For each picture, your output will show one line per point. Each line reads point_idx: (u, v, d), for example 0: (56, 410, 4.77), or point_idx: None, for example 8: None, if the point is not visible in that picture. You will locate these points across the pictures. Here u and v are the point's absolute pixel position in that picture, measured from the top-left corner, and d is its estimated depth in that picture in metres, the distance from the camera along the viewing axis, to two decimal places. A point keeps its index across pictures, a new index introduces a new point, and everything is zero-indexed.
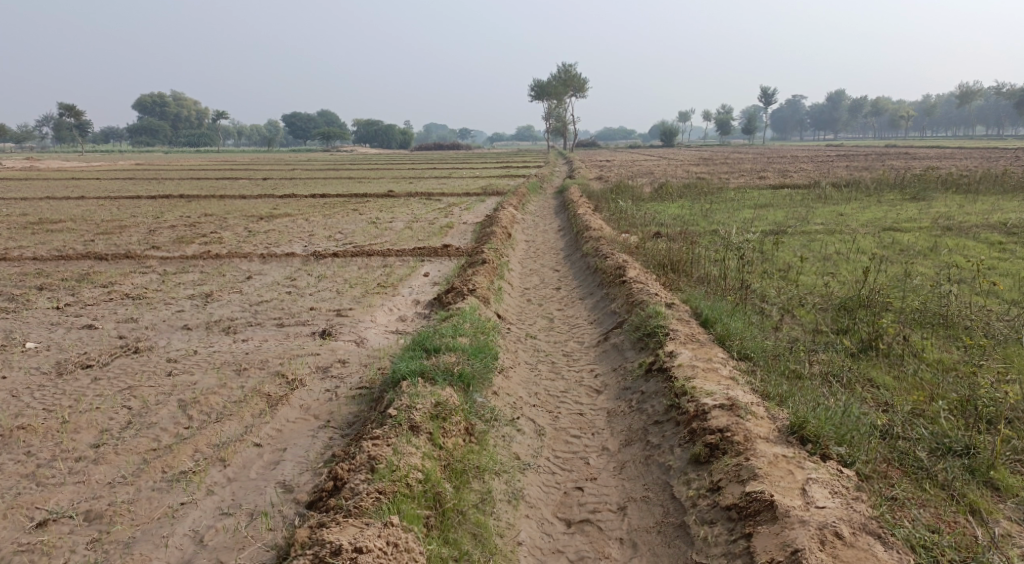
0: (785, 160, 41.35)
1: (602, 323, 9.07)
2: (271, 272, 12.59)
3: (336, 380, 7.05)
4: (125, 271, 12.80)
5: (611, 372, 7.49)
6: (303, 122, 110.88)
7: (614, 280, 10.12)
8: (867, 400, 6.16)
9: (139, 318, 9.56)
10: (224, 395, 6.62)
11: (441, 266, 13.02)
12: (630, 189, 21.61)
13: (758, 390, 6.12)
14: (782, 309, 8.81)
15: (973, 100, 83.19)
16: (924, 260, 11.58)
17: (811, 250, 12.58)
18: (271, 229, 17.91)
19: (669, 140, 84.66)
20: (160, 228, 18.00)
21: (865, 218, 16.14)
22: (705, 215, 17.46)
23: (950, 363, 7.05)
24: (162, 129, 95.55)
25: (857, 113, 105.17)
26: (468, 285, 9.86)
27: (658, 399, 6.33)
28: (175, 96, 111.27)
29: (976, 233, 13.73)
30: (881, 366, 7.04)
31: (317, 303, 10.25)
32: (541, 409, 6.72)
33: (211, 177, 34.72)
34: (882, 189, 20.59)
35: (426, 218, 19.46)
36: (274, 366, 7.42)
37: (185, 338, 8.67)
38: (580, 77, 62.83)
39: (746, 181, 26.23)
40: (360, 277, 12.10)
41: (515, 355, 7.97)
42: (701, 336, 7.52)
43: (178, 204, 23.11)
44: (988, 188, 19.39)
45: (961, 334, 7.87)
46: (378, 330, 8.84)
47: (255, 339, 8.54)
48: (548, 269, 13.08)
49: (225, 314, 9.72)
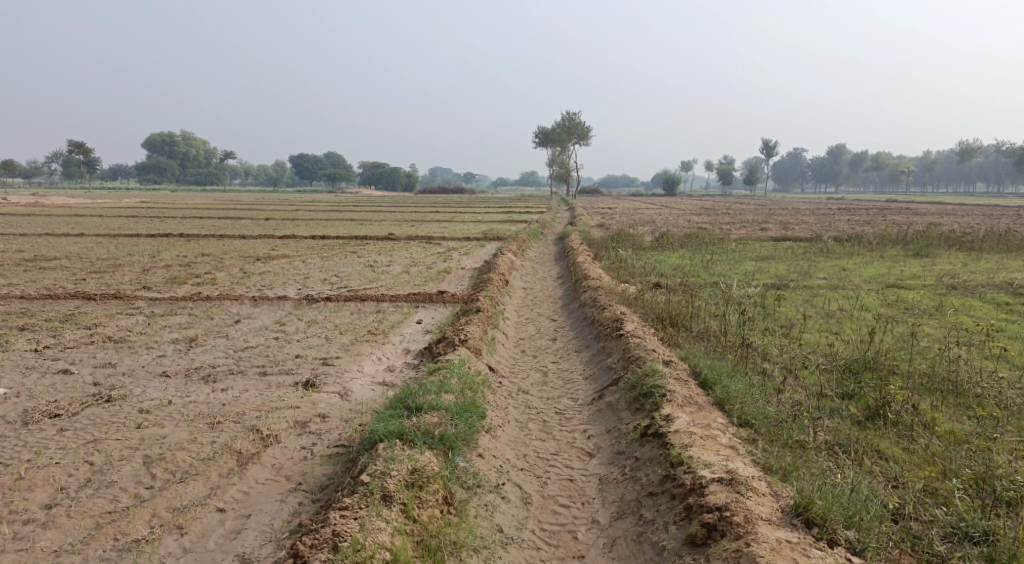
0: (786, 211, 41.31)
1: (598, 379, 8.71)
2: (261, 316, 12.29)
3: (314, 436, 6.68)
4: (112, 312, 12.50)
5: (604, 434, 7.11)
6: (309, 163, 111.79)
7: (611, 333, 9.79)
8: (876, 477, 5.79)
9: (117, 363, 9.23)
10: (192, 452, 6.28)
11: (435, 313, 12.73)
12: (631, 238, 21.42)
13: (760, 461, 5.74)
14: (784, 369, 8.46)
15: (972, 157, 83.89)
16: (930, 319, 11.27)
17: (814, 306, 12.30)
18: (267, 270, 17.65)
19: (671, 190, 85.09)
20: (155, 268, 17.76)
21: (868, 274, 15.87)
22: (706, 266, 17.22)
23: (962, 435, 6.68)
24: (169, 168, 96.18)
25: (858, 167, 105.96)
26: (460, 335, 9.53)
27: (653, 467, 5.95)
28: (185, 136, 112.62)
29: (981, 292, 13.45)
30: (889, 436, 6.67)
31: (304, 351, 9.91)
32: (528, 473, 6.33)
33: (214, 216, 34.65)
34: (884, 244, 20.39)
35: (424, 262, 19.24)
36: (250, 420, 7.05)
37: (161, 386, 8.32)
38: (584, 125, 63.56)
39: (747, 232, 26.09)
40: (351, 322, 11.79)
41: (504, 412, 7.60)
42: (699, 399, 7.14)
43: (176, 244, 22.93)
44: (992, 246, 19.20)
45: (972, 402, 7.51)
46: (363, 381, 8.48)
47: (235, 389, 8.17)
48: (545, 318, 12.76)
49: (207, 360, 9.38)
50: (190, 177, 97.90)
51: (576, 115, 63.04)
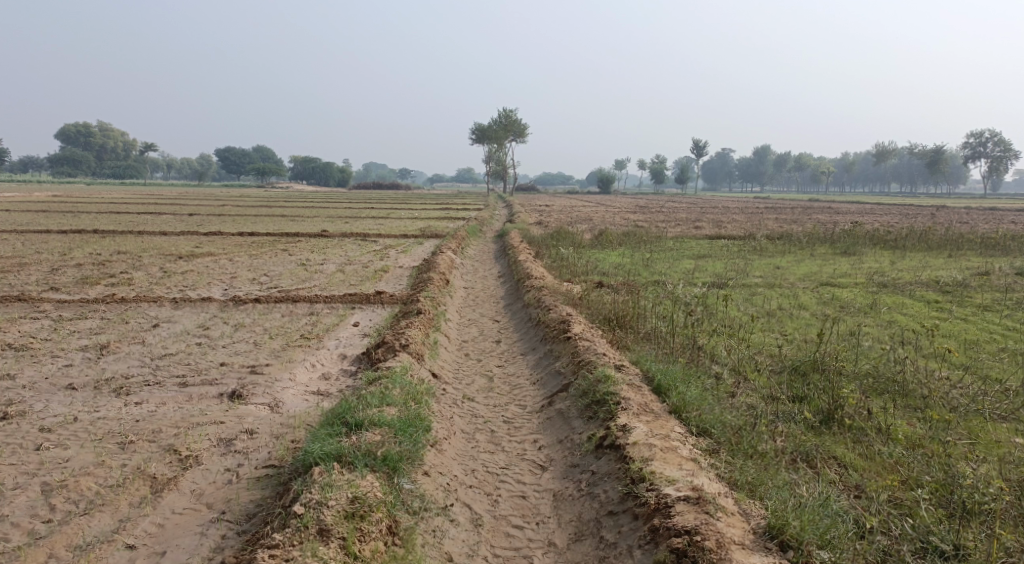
0: (716, 211, 41.91)
1: (546, 384, 8.32)
2: (183, 320, 11.43)
3: (240, 456, 6.06)
4: (13, 317, 11.41)
5: (556, 445, 6.73)
6: (237, 157, 108.36)
7: (558, 335, 9.43)
8: (838, 487, 5.62)
9: (17, 375, 8.31)
10: (99, 478, 5.60)
11: (372, 315, 12.13)
12: (571, 235, 21.17)
13: (725, 476, 5.50)
14: (734, 371, 8.20)
15: (888, 159, 87.61)
16: (866, 318, 11.32)
17: (755, 304, 12.23)
18: (190, 269, 16.61)
19: (606, 188, 85.90)
20: (65, 267, 16.48)
21: (802, 272, 16.04)
22: (646, 264, 17.11)
23: (915, 436, 6.53)
24: (86, 159, 91.38)
25: (782, 168, 109.52)
26: (401, 340, 9.01)
27: (611, 483, 5.61)
28: (103, 127, 107.32)
29: (911, 290, 13.68)
30: (844, 441, 6.50)
31: (230, 358, 9.17)
32: (477, 491, 5.90)
33: (133, 211, 32.86)
34: (814, 242, 20.72)
35: (360, 260, 18.53)
36: (168, 439, 6.37)
37: (66, 401, 7.50)
38: (519, 122, 63.45)
39: (681, 230, 26.27)
40: (282, 326, 11.06)
41: (449, 423, 7.12)
42: (654, 406, 6.83)
43: (90, 241, 21.47)
44: (914, 244, 19.80)
45: (919, 403, 7.40)
46: (296, 391, 7.85)
47: (150, 403, 7.43)
48: (487, 319, 12.31)
49: (119, 371, 8.54)
50: (109, 170, 93.82)
51: (513, 111, 62.86)
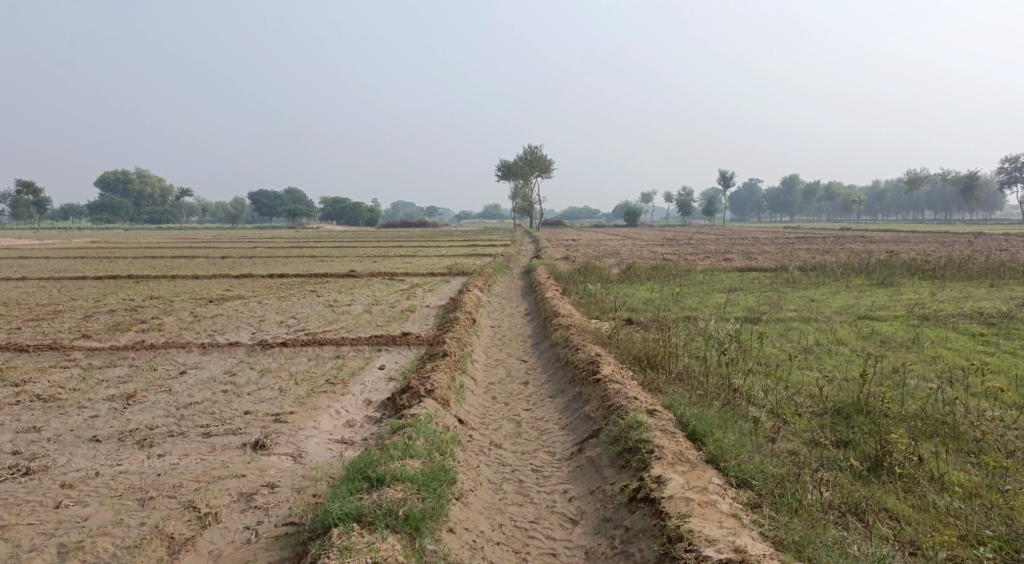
0: (746, 242, 41.30)
1: (577, 429, 8.03)
2: (210, 366, 11.38)
3: (261, 513, 5.92)
4: (44, 366, 11.47)
5: (587, 496, 6.44)
6: (269, 200, 110.49)
7: (587, 377, 9.15)
8: (888, 546, 5.30)
9: (43, 426, 8.27)
10: (116, 539, 5.56)
11: (399, 357, 11.98)
12: (598, 271, 20.92)
13: (769, 535, 5.33)
14: (771, 414, 7.79)
15: (920, 187, 86.18)
16: (909, 353, 10.86)
17: (791, 341, 11.84)
18: (219, 313, 16.68)
19: (633, 221, 85.55)
20: (98, 314, 16.66)
21: (838, 305, 15.58)
22: (676, 299, 16.78)
23: (971, 485, 6.10)
24: (123, 206, 93.77)
25: (811, 198, 108.43)
26: (426, 385, 8.80)
27: (648, 542, 5.45)
28: (139, 173, 110.29)
29: (954, 323, 13.17)
30: (895, 490, 6.09)
31: (255, 406, 9.03)
32: (506, 549, 5.70)
33: (167, 254, 33.42)
34: (849, 273, 20.18)
35: (387, 300, 18.49)
36: (188, 494, 6.23)
37: (90, 454, 7.41)
38: (545, 159, 63.77)
39: (711, 262, 25.85)
40: (307, 371, 10.93)
41: (475, 473, 6.87)
42: (689, 454, 6.49)
43: (124, 286, 21.75)
44: (953, 274, 19.19)
45: (973, 448, 6.95)
46: (319, 440, 7.67)
47: (173, 455, 7.31)
48: (515, 359, 12.08)
49: (144, 421, 8.46)
50: (146, 216, 96.44)
51: (538, 148, 63.25)
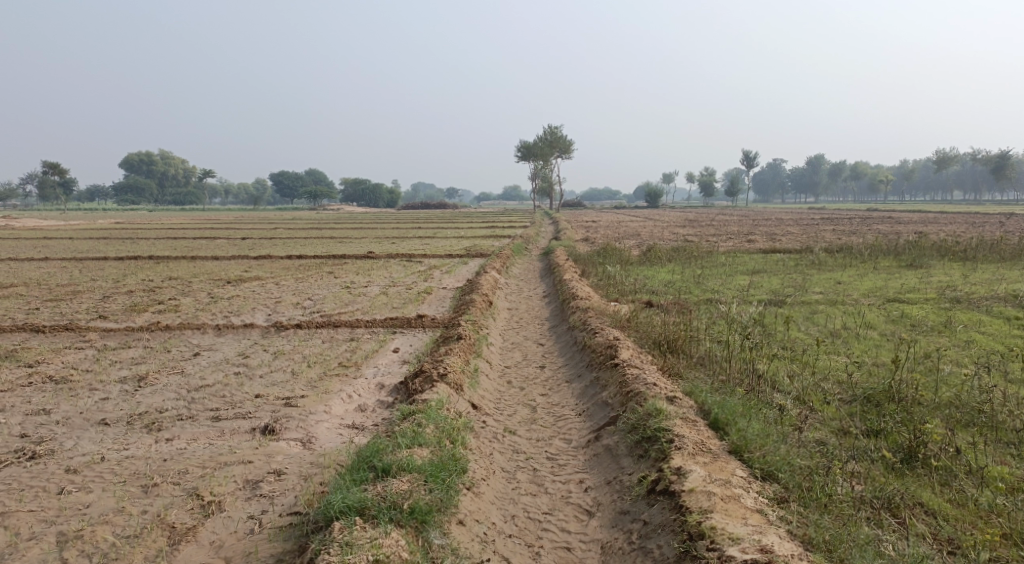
0: (771, 223, 40.55)
1: (594, 416, 7.76)
2: (223, 348, 11.24)
3: (265, 502, 5.76)
4: (59, 347, 11.39)
5: (604, 487, 6.18)
6: (291, 181, 110.78)
7: (605, 362, 8.86)
8: (924, 546, 4.99)
9: (52, 409, 8.16)
10: (117, 528, 5.44)
11: (413, 340, 11.75)
12: (618, 252, 20.53)
13: (798, 534, 5.05)
14: (798, 401, 7.43)
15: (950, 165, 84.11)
16: (941, 338, 10.40)
17: (817, 324, 11.43)
18: (235, 295, 16.55)
19: (654, 202, 84.56)
20: (116, 294, 16.64)
21: (866, 287, 15.11)
22: (698, 281, 16.38)
23: (1013, 479, 5.73)
24: (148, 188, 94.63)
25: (836, 178, 106.49)
26: (439, 369, 8.56)
27: (667, 538, 5.20)
28: (164, 155, 111.06)
29: (987, 306, 12.65)
30: (930, 484, 5.75)
31: (266, 389, 8.84)
32: (518, 542, 5.48)
33: (189, 236, 33.49)
34: (877, 254, 19.58)
35: (404, 282, 18.28)
36: (194, 480, 6.09)
37: (97, 438, 7.27)
38: (565, 139, 63.17)
39: (735, 244, 25.28)
40: (320, 353, 10.74)
41: (488, 461, 6.63)
42: (711, 445, 6.19)
43: (144, 267, 21.77)
44: (986, 255, 18.57)
45: (1013, 438, 6.56)
46: (330, 426, 7.47)
47: (181, 440, 7.15)
48: (531, 343, 11.79)
49: (154, 404, 8.32)
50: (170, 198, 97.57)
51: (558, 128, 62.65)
